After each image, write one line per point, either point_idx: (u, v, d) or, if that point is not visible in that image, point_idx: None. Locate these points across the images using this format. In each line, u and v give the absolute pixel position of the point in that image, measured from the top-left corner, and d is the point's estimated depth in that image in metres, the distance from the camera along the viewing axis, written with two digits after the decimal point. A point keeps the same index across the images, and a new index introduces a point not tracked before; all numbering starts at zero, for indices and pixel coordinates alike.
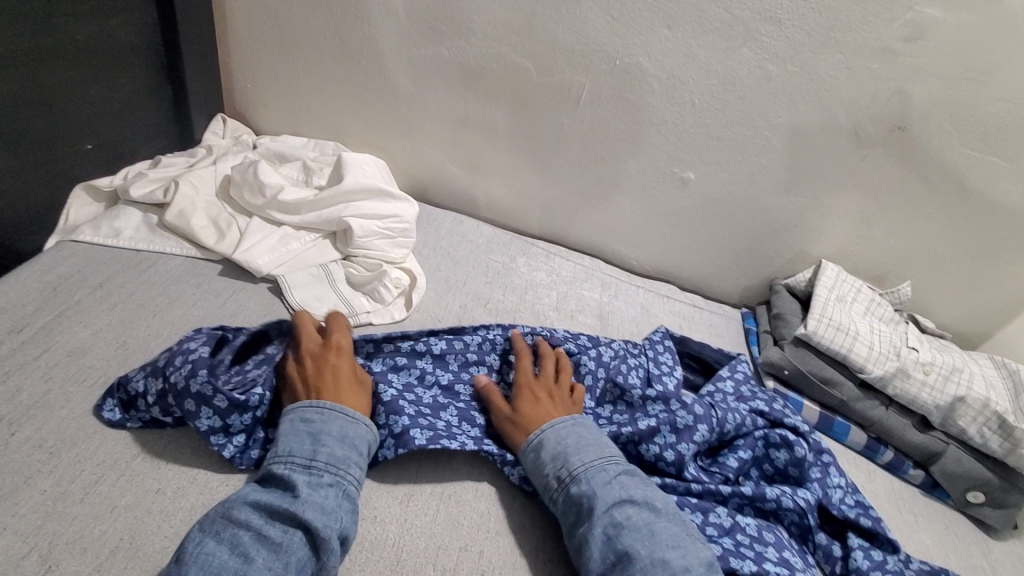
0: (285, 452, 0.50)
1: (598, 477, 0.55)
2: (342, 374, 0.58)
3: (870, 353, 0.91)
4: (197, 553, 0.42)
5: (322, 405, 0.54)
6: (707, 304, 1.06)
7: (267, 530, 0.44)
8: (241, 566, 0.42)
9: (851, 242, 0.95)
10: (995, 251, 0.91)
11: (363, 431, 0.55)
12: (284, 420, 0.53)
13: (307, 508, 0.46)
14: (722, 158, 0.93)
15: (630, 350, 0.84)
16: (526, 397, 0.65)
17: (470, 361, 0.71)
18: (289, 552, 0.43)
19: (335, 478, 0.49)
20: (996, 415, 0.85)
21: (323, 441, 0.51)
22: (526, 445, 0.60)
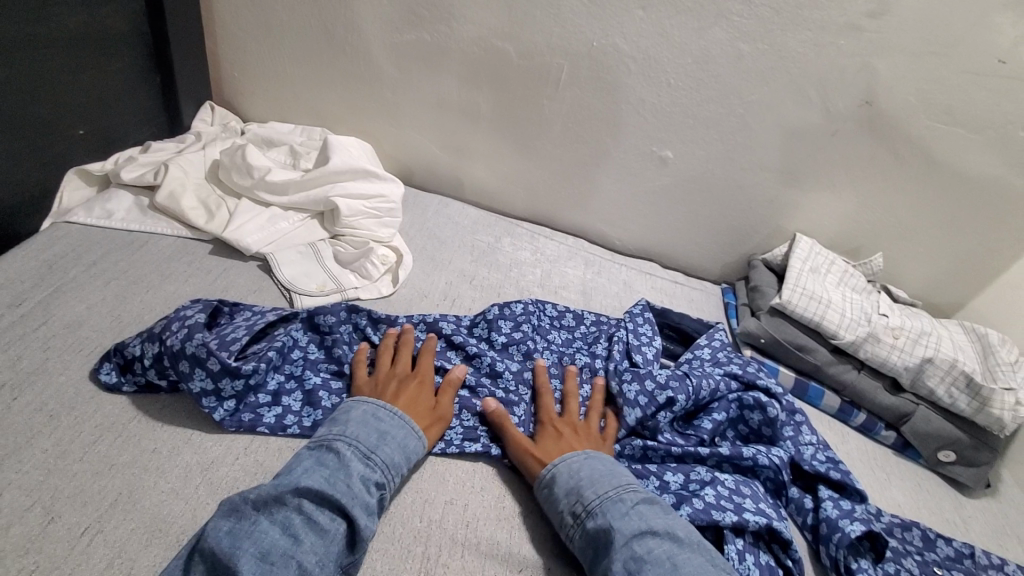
0: (351, 437, 0.55)
1: (616, 507, 0.55)
2: (420, 402, 0.63)
3: (843, 318, 0.85)
4: (253, 530, 0.46)
5: (397, 415, 0.59)
6: (688, 281, 1.09)
7: (316, 517, 0.48)
8: (290, 546, 0.46)
9: (823, 217, 1.00)
10: (963, 220, 0.95)
11: (418, 445, 0.59)
12: (357, 408, 0.59)
13: (355, 504, 0.50)
14: (698, 136, 0.95)
15: (607, 324, 0.85)
16: (548, 434, 0.65)
17: (452, 344, 0.74)
18: (329, 542, 0.48)
19: (382, 480, 0.54)
20: (964, 375, 0.79)
21: (384, 438, 0.56)
22: (539, 481, 0.59)
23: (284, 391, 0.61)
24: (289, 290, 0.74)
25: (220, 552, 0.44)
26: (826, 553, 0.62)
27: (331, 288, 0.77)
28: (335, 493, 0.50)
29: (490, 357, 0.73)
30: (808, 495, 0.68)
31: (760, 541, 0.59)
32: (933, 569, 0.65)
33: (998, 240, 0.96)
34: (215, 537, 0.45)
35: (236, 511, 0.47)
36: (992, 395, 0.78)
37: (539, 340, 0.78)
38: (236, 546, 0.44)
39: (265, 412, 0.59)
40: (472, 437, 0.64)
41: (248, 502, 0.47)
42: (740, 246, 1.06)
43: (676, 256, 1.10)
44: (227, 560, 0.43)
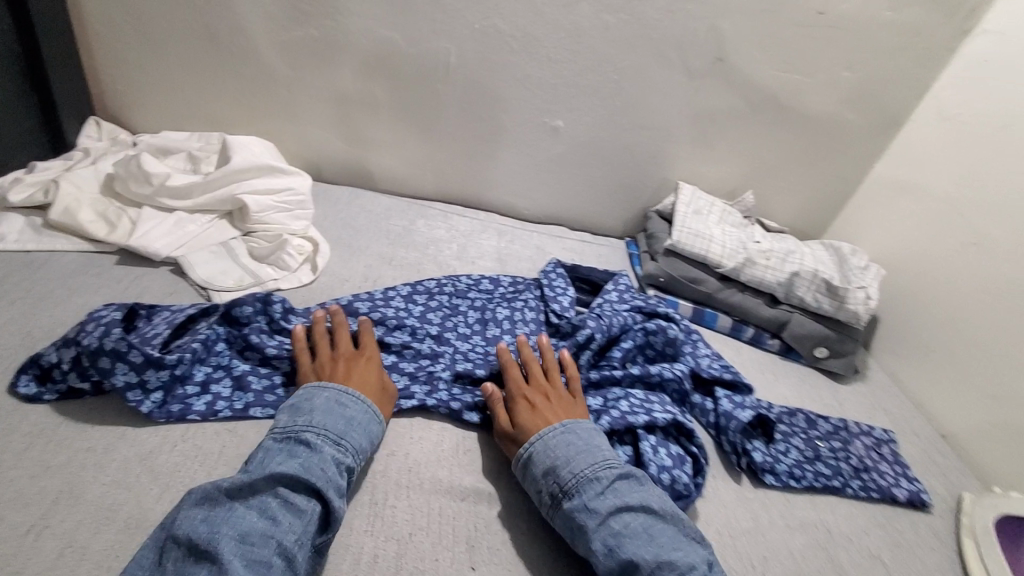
0: (318, 426, 0.56)
1: (592, 487, 0.55)
2: (371, 381, 0.64)
3: (725, 249, 0.97)
4: (228, 516, 0.46)
5: (363, 400, 0.60)
6: (595, 239, 1.18)
7: (292, 499, 0.49)
8: (268, 528, 0.47)
9: (701, 166, 1.12)
10: (811, 153, 1.11)
11: (378, 429, 0.60)
12: (318, 397, 0.59)
13: (330, 486, 0.51)
14: (582, 104, 1.04)
15: (524, 283, 0.92)
16: (522, 407, 0.64)
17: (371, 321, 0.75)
18: (305, 521, 0.49)
19: (352, 464, 0.55)
20: (825, 281, 0.93)
21: (352, 427, 0.57)
22: (517, 459, 0.60)
23: (213, 380, 0.62)
24: (206, 288, 0.75)
25: (196, 538, 0.45)
26: (726, 438, 0.73)
27: (249, 282, 0.78)
28: (310, 476, 0.51)
29: (413, 323, 0.77)
30: (707, 397, 0.78)
31: (669, 436, 0.68)
32: (816, 443, 0.78)
33: (843, 169, 1.12)
34: (189, 525, 0.46)
35: (209, 498, 0.47)
36: (848, 293, 0.92)
37: (456, 308, 0.84)
38: (214, 531, 0.45)
39: (194, 401, 0.60)
40: (407, 394, 0.68)
41: (221, 491, 0.48)
42: (635, 202, 1.17)
43: (581, 218, 1.19)
44: (205, 545, 0.44)
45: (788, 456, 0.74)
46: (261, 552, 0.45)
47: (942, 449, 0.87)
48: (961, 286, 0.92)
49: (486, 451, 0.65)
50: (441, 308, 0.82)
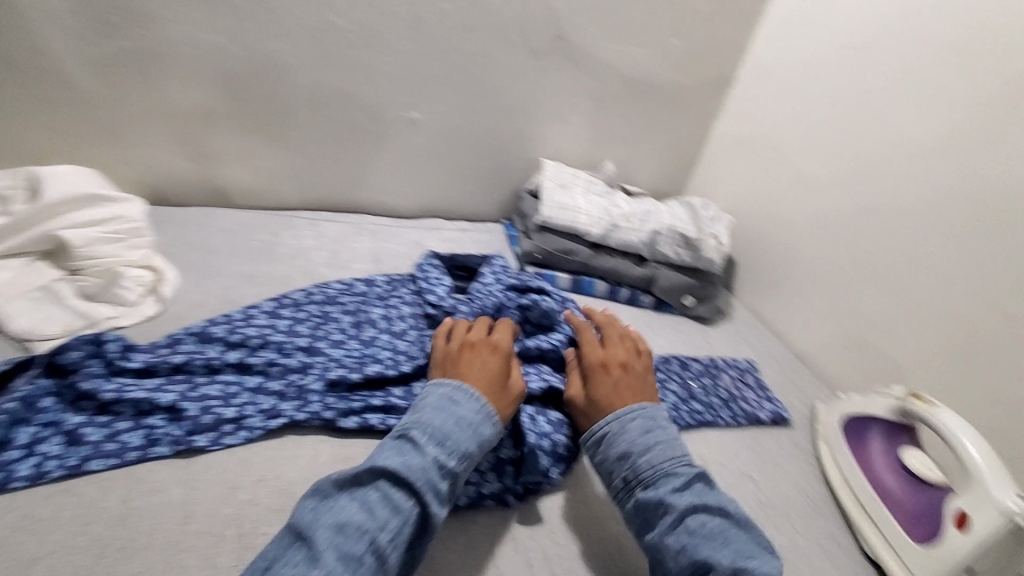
0: (424, 425, 0.56)
1: (668, 483, 0.58)
2: (494, 373, 0.65)
3: (590, 219, 1.01)
4: (329, 508, 0.48)
5: (477, 398, 0.60)
6: (473, 226, 1.18)
7: (392, 494, 0.50)
8: (366, 521, 0.48)
9: (561, 141, 1.17)
10: (657, 117, 1.19)
11: (492, 431, 0.59)
12: (433, 395, 0.60)
13: (427, 487, 0.51)
14: (436, 93, 1.04)
15: (401, 279, 0.90)
16: (602, 385, 0.68)
17: (232, 344, 0.70)
18: (400, 522, 0.49)
19: (454, 468, 0.54)
20: (681, 235, 1.01)
21: (461, 430, 0.56)
22: (589, 434, 0.65)
23: (40, 439, 0.55)
24: (25, 338, 0.67)
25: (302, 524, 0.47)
26: None
27: (79, 324, 0.71)
28: (411, 476, 0.51)
29: (279, 338, 0.72)
30: None
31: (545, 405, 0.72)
32: (690, 384, 0.84)
33: (687, 129, 1.22)
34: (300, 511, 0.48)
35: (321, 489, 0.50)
36: (701, 242, 1.01)
37: (328, 315, 0.79)
38: (316, 519, 0.47)
39: (18, 466, 0.53)
40: (276, 412, 0.62)
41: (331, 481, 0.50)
42: (505, 183, 1.19)
43: (456, 207, 1.19)
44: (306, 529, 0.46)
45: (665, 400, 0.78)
46: (355, 545, 0.46)
47: (797, 367, 0.98)
48: (793, 221, 1.04)
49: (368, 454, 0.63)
50: (310, 318, 0.78)
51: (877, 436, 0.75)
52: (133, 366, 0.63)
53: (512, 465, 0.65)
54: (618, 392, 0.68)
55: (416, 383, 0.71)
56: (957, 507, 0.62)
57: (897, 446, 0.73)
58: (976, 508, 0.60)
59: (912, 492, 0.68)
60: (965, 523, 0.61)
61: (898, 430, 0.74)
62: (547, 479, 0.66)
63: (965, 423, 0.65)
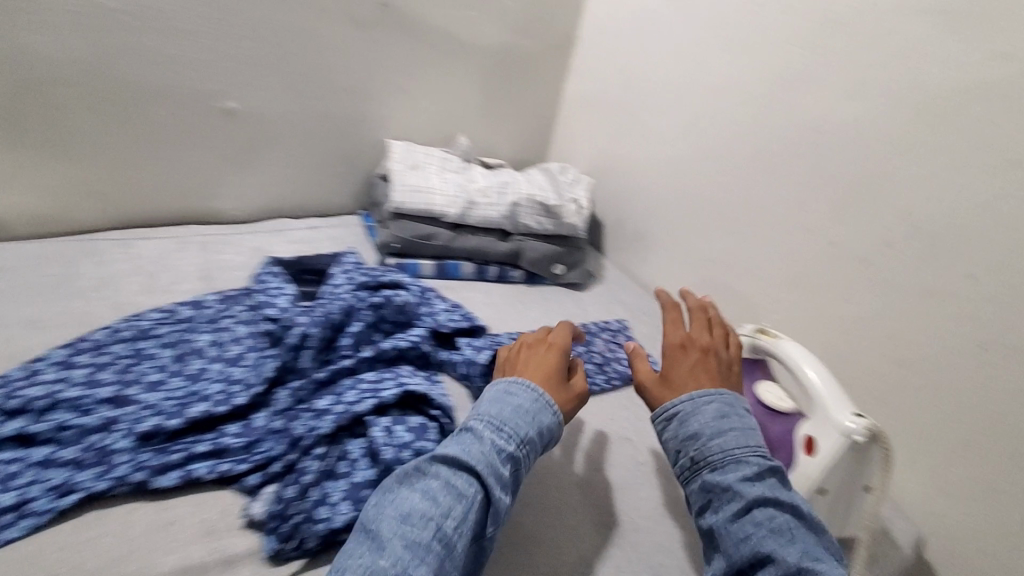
0: (483, 414, 0.53)
1: (739, 470, 0.51)
2: (551, 366, 0.60)
3: (447, 198, 0.95)
4: (397, 502, 0.46)
5: (533, 386, 0.56)
6: (327, 221, 1.08)
7: (454, 481, 0.47)
8: (432, 510, 0.45)
9: (409, 118, 1.09)
10: (507, 84, 1.15)
11: (551, 421, 0.55)
12: (491, 388, 0.57)
13: (489, 473, 0.49)
14: (253, 77, 0.92)
15: (236, 295, 0.79)
16: (674, 361, 0.59)
17: (7, 412, 0.57)
18: (465, 508, 0.47)
19: (515, 453, 0.51)
20: (540, 204, 0.97)
21: (522, 414, 0.54)
22: (658, 411, 0.57)
23: None
24: None
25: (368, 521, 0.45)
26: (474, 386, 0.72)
27: None
28: (471, 460, 0.48)
29: (74, 393, 0.60)
30: (452, 351, 0.76)
31: (409, 410, 0.63)
32: None
33: (539, 94, 1.20)
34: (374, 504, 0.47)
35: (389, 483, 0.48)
36: (561, 209, 0.98)
37: (143, 353, 0.68)
38: (384, 513, 0.46)
39: None
40: (68, 488, 0.52)
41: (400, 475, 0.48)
42: (357, 171, 1.09)
43: (305, 203, 1.08)
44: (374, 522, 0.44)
45: None
46: (422, 534, 0.44)
47: None
48: (647, 176, 1.05)
49: (196, 513, 0.54)
50: (118, 361, 0.66)
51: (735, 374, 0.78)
52: None
53: (371, 487, 0.54)
54: (691, 373, 0.58)
55: (254, 416, 0.62)
56: (805, 434, 0.64)
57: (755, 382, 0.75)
58: (820, 431, 0.63)
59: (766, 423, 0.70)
60: (813, 447, 0.63)
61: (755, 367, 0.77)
62: None
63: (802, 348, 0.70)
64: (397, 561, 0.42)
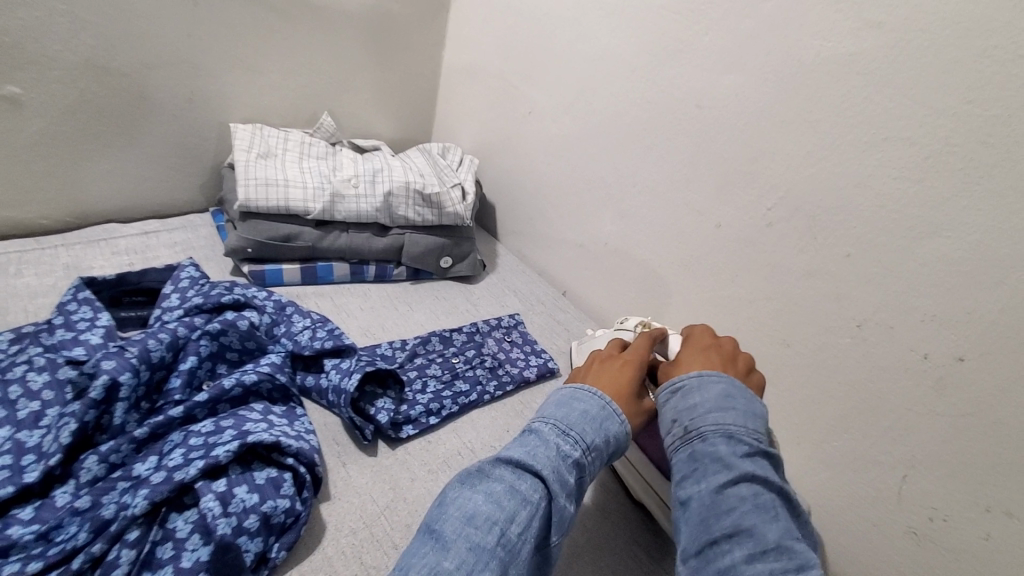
0: (551, 417, 0.47)
1: (734, 443, 0.44)
2: (620, 380, 0.53)
3: (307, 191, 0.83)
4: (453, 501, 0.40)
5: (600, 395, 0.50)
6: (167, 223, 0.91)
7: (520, 484, 0.41)
8: (495, 512, 0.39)
9: (258, 97, 0.93)
10: (376, 55, 1.01)
11: (620, 430, 0.48)
12: (554, 394, 0.51)
13: (557, 479, 0.42)
14: (35, 52, 0.72)
15: (32, 331, 0.63)
16: (686, 354, 0.55)
17: None
18: (530, 514, 0.40)
19: (582, 460, 0.45)
20: (417, 192, 0.87)
21: (590, 418, 0.47)
22: (664, 385, 0.52)
23: None
24: None
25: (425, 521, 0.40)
26: (343, 416, 0.63)
27: None
28: (537, 463, 0.42)
29: None
30: (318, 374, 0.67)
31: (257, 462, 0.53)
32: (452, 361, 0.75)
33: (415, 65, 1.07)
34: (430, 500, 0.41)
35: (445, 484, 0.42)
36: (442, 198, 0.89)
37: None
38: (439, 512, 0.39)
39: None
40: None
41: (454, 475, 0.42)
42: (200, 161, 0.93)
43: (137, 203, 0.90)
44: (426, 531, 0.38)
45: (425, 392, 0.69)
46: (486, 538, 0.38)
47: (562, 305, 0.97)
48: (536, 156, 0.98)
49: None
50: None
51: None
52: None
53: (205, 570, 0.44)
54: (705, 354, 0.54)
55: (54, 493, 0.50)
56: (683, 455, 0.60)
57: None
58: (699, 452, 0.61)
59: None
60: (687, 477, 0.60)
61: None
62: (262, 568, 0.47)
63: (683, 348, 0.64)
64: (461, 565, 0.36)
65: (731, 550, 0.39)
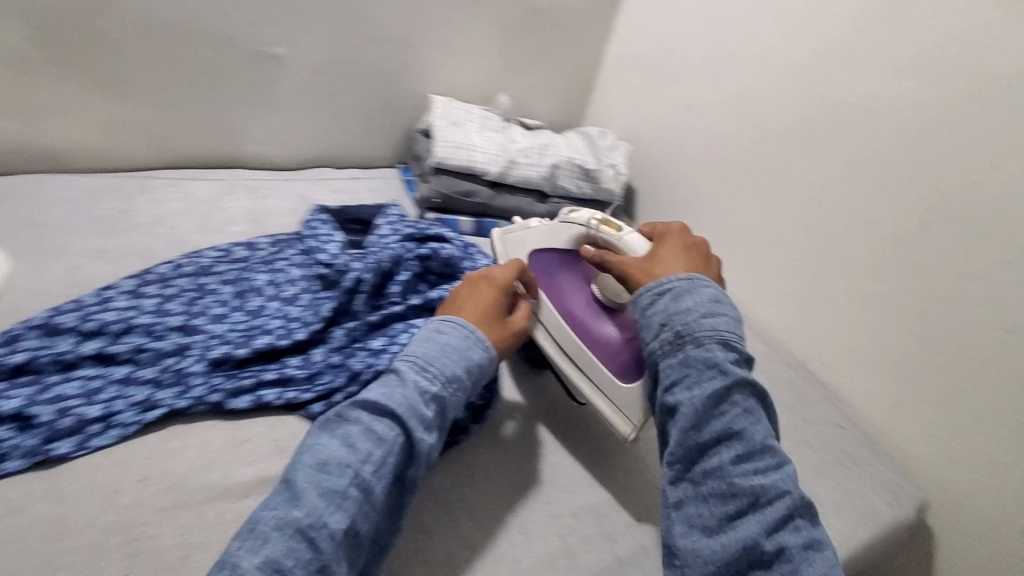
0: (408, 357, 0.58)
1: (725, 351, 0.55)
2: (485, 304, 0.66)
3: (488, 156, 0.96)
4: (319, 447, 0.50)
5: (464, 326, 0.62)
6: (366, 173, 1.09)
7: (375, 428, 0.52)
8: (348, 455, 0.50)
9: (451, 73, 1.09)
10: (549, 43, 1.14)
11: (479, 357, 0.61)
12: (422, 331, 0.62)
13: (408, 417, 0.53)
14: (300, 25, 0.91)
15: (286, 238, 0.82)
16: (666, 251, 0.66)
17: (87, 333, 0.62)
18: (385, 452, 0.51)
19: (438, 393, 0.56)
20: (580, 166, 1.00)
21: (449, 353, 0.59)
22: (649, 286, 0.61)
23: None
24: None
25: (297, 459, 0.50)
26: None
27: None
28: (390, 405, 0.53)
29: (148, 320, 0.64)
30: None
31: None
32: None
33: (580, 56, 1.19)
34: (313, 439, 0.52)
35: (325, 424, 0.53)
36: (600, 174, 1.01)
37: (208, 288, 0.71)
38: (303, 461, 0.50)
39: None
40: (153, 403, 0.57)
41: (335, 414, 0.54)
42: (397, 123, 1.10)
43: (346, 154, 1.09)
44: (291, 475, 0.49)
45: None
46: (339, 481, 0.48)
47: None
48: (685, 146, 1.06)
49: (268, 434, 0.59)
50: (183, 293, 0.69)
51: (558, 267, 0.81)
52: None
53: None
54: (681, 256, 0.65)
55: (314, 351, 0.66)
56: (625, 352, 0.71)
57: (581, 278, 0.81)
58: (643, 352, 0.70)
59: (608, 319, 0.75)
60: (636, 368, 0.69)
61: (575, 261, 0.82)
62: (465, 433, 0.66)
63: (648, 245, 0.70)
64: (310, 511, 0.46)
65: (722, 452, 0.52)
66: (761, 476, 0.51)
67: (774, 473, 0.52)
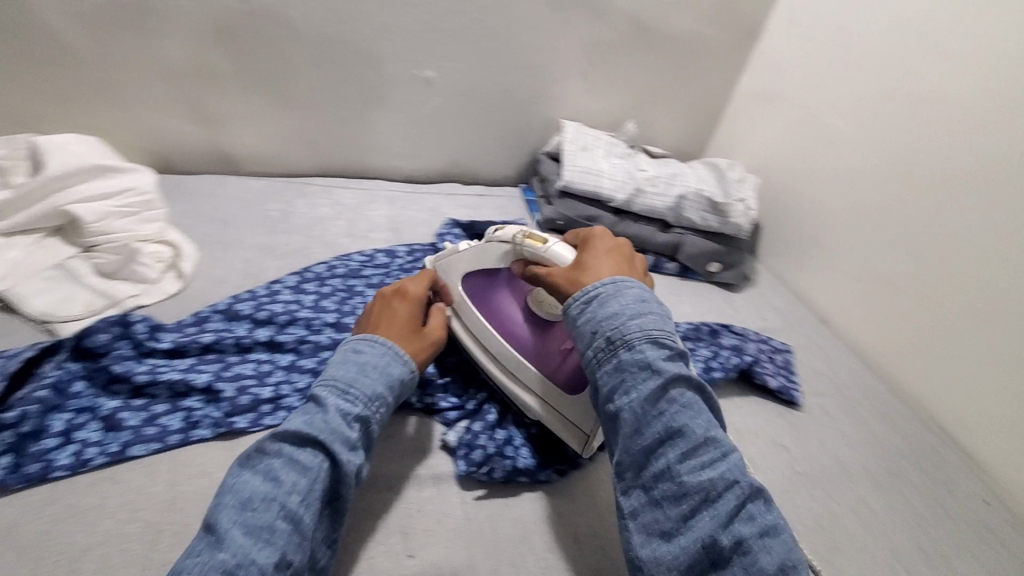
0: (326, 380, 0.51)
1: (655, 347, 0.49)
2: (399, 320, 0.61)
3: (614, 183, 0.98)
4: (236, 483, 0.43)
5: (380, 342, 0.56)
6: (491, 191, 1.15)
7: (297, 455, 0.45)
8: (271, 490, 0.43)
9: (581, 99, 1.11)
10: (682, 72, 1.14)
11: (402, 371, 0.55)
12: (341, 349, 0.56)
13: (334, 439, 0.46)
14: (450, 51, 0.97)
15: (422, 249, 0.88)
16: (593, 261, 0.58)
17: (259, 322, 0.69)
18: (310, 480, 0.44)
19: (362, 413, 0.50)
20: (709, 200, 0.98)
21: (373, 370, 0.53)
22: (577, 294, 0.55)
23: (76, 427, 0.55)
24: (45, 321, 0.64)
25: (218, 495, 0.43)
26: None
27: (101, 304, 0.68)
28: (311, 431, 0.46)
29: (309, 315, 0.71)
30: None
31: None
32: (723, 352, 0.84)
33: (712, 84, 1.18)
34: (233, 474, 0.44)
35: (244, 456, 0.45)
36: (730, 208, 0.98)
37: (355, 291, 0.78)
38: (219, 501, 0.42)
39: (62, 452, 0.53)
40: None
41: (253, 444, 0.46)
42: (525, 144, 1.14)
43: (474, 171, 1.15)
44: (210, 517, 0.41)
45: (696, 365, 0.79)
46: (265, 516, 0.41)
47: (822, 332, 0.99)
48: (821, 183, 1.01)
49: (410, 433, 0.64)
50: (336, 293, 0.76)
51: (491, 285, 0.71)
52: (162, 347, 0.63)
53: None
54: (610, 260, 0.58)
55: None
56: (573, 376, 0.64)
57: (514, 290, 0.71)
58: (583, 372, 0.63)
59: (539, 335, 0.67)
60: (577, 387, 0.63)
61: (506, 274, 0.71)
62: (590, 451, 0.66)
63: (574, 252, 0.61)
64: (237, 550, 0.39)
65: (666, 452, 0.45)
66: (709, 469, 0.44)
67: (725, 464, 0.44)
